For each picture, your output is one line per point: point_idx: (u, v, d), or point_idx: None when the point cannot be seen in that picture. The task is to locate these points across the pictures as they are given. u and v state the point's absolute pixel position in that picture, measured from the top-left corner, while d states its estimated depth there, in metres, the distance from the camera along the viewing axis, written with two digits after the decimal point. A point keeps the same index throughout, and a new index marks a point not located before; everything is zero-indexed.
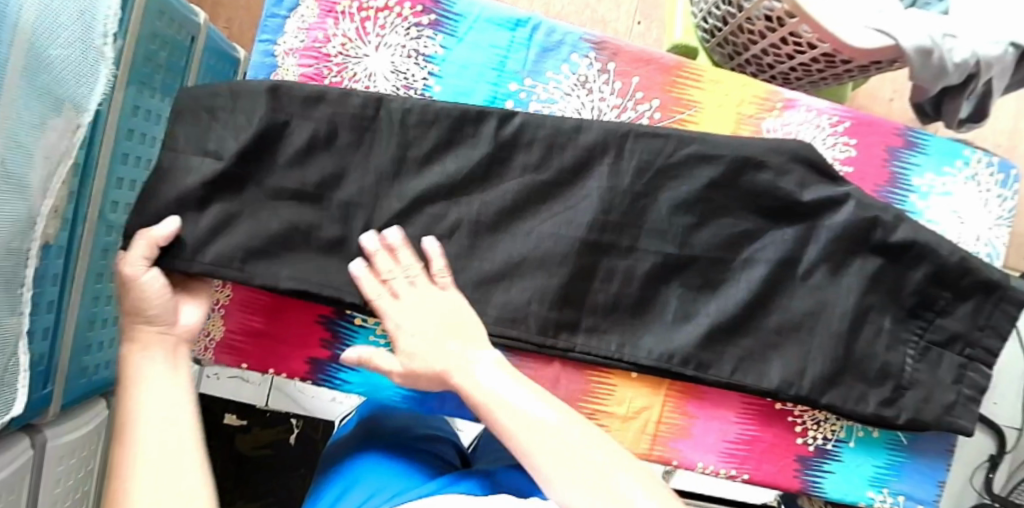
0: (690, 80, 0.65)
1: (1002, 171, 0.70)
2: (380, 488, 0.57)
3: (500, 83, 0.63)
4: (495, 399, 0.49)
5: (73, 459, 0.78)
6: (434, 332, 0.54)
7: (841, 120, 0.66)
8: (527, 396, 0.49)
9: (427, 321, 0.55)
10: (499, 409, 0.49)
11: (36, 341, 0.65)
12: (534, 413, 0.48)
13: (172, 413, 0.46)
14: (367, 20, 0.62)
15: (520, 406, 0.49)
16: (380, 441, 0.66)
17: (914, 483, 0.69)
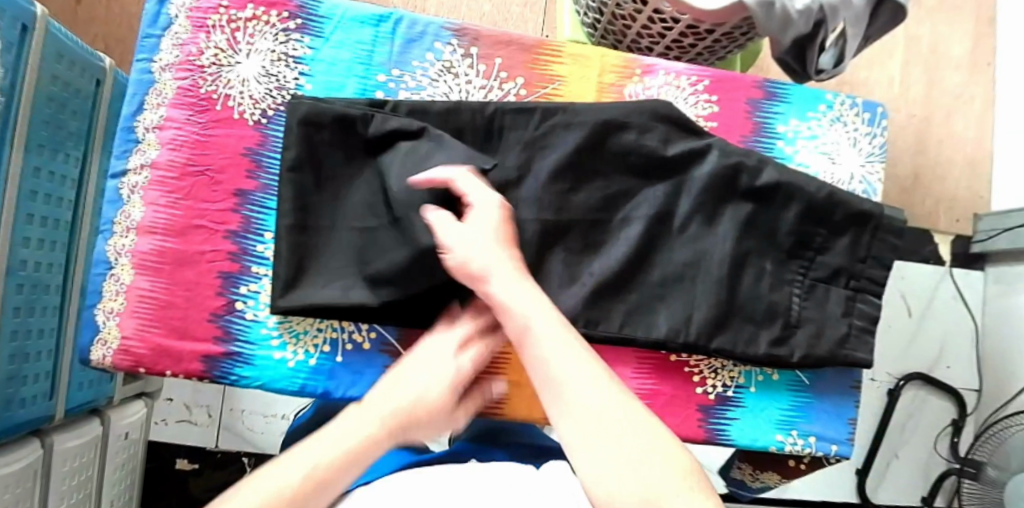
0: (550, 56, 0.68)
1: (867, 109, 0.73)
2: None
3: (368, 76, 0.66)
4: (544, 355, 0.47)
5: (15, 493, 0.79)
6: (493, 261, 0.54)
7: (699, 79, 0.70)
8: (576, 360, 0.46)
9: (484, 250, 0.55)
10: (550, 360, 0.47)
11: None
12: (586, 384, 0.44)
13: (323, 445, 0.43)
14: (236, 30, 0.66)
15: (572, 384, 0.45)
16: None
17: (823, 423, 0.70)
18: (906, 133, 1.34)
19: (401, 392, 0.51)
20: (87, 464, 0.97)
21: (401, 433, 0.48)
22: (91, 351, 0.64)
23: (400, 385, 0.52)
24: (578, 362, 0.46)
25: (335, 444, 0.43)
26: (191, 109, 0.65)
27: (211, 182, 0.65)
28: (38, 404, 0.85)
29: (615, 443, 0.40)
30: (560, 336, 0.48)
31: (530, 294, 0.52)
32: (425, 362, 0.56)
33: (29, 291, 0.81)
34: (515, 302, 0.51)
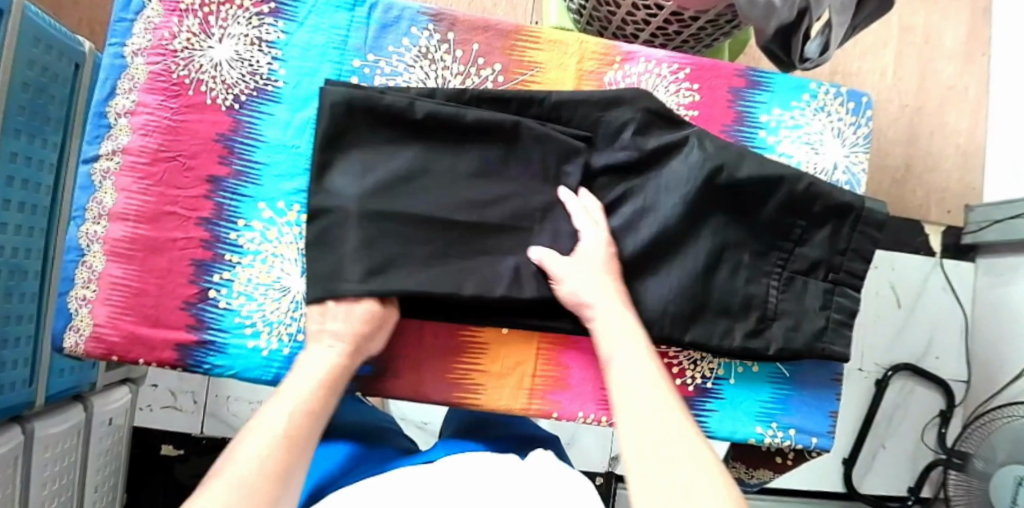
0: (529, 42, 0.67)
1: (852, 99, 0.72)
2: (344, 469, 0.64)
3: (344, 61, 0.66)
4: (621, 382, 0.54)
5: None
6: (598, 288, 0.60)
7: (680, 68, 0.69)
8: (647, 375, 0.54)
9: (591, 278, 0.60)
10: (630, 394, 0.52)
11: None
12: (666, 419, 0.49)
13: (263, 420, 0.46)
14: (209, 14, 0.65)
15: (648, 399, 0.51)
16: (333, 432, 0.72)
17: (802, 415, 0.70)
18: (898, 123, 1.33)
19: (305, 374, 0.51)
20: (69, 449, 0.97)
21: (324, 410, 0.50)
22: (64, 338, 0.63)
23: (299, 373, 0.52)
24: (653, 397, 0.52)
25: (271, 421, 0.46)
26: (163, 95, 0.65)
27: (185, 168, 0.65)
28: (17, 389, 0.84)
29: (668, 499, 0.43)
30: (647, 375, 0.54)
31: (639, 338, 0.58)
32: (315, 351, 0.54)
33: (7, 278, 0.80)
34: (617, 346, 0.57)
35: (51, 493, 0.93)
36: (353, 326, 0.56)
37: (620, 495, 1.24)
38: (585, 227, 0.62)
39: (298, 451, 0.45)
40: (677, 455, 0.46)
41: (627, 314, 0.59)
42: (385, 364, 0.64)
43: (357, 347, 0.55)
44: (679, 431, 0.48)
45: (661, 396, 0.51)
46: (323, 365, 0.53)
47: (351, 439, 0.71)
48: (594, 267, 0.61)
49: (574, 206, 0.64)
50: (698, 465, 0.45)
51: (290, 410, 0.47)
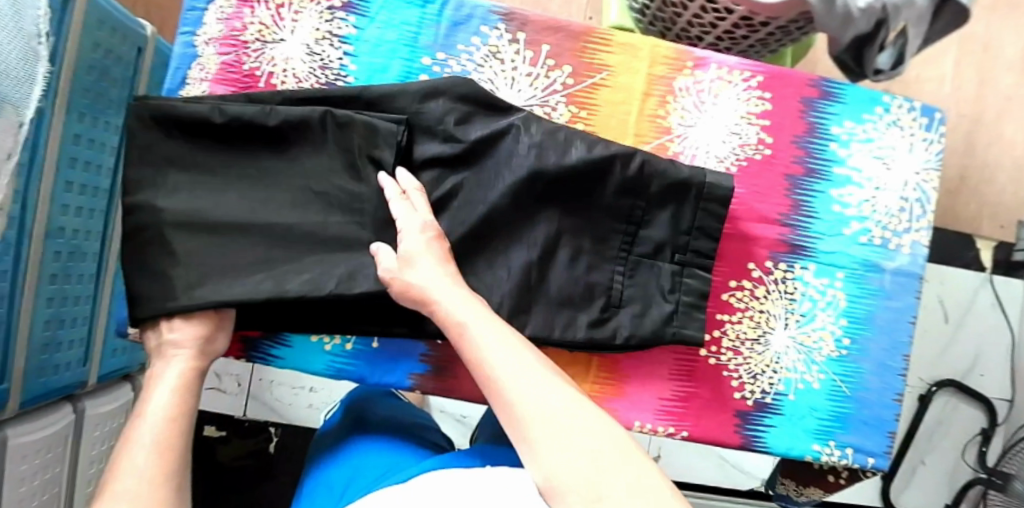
0: (600, 44, 0.66)
1: (926, 114, 0.70)
2: (386, 466, 0.61)
3: (413, 58, 0.65)
4: (504, 376, 0.45)
5: (45, 456, 0.80)
6: (433, 268, 0.51)
7: (752, 75, 0.67)
8: (507, 353, 0.46)
9: (429, 264, 0.51)
10: (517, 395, 0.44)
11: None
12: (564, 417, 0.42)
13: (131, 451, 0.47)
14: (282, 7, 0.65)
15: (541, 402, 0.43)
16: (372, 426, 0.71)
17: (861, 435, 0.68)
18: (953, 133, 1.30)
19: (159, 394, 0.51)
20: (116, 428, 0.99)
21: (190, 423, 0.51)
22: (129, 325, 0.64)
23: (152, 395, 0.52)
24: (549, 389, 0.44)
25: (136, 449, 0.47)
26: (233, 86, 0.65)
27: None
28: (71, 369, 0.86)
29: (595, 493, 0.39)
30: (514, 353, 0.46)
31: (480, 324, 0.47)
32: (160, 368, 0.54)
33: (66, 259, 0.81)
34: (484, 339, 0.47)
35: (95, 471, 0.94)
36: (201, 339, 0.55)
37: None
38: (404, 220, 0.53)
39: (177, 465, 0.48)
40: (576, 428, 0.42)
41: (468, 301, 0.49)
42: (444, 363, 0.65)
43: (208, 358, 0.55)
44: (564, 409, 0.43)
45: (519, 358, 0.46)
46: (177, 382, 0.53)
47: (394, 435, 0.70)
48: (420, 246, 0.52)
49: (393, 193, 0.55)
50: (627, 465, 0.40)
51: (159, 432, 0.48)
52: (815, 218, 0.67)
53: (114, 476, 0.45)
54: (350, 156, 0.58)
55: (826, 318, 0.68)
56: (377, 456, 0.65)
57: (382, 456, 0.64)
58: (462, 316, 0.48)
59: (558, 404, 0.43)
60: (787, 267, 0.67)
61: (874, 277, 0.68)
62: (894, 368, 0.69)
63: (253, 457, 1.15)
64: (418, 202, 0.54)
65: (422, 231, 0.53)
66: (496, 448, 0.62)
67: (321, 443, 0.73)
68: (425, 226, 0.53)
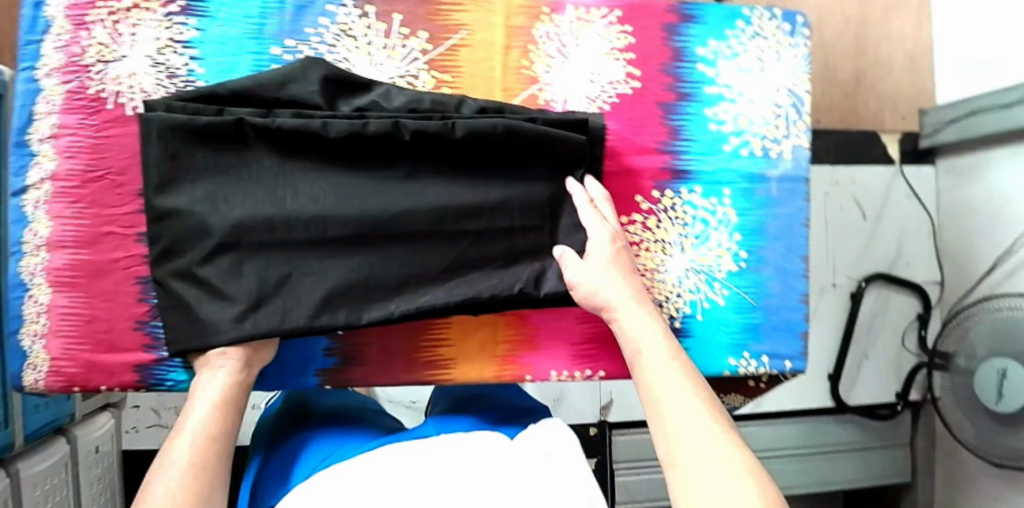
0: (452, 4, 0.65)
1: (787, 20, 0.71)
2: (331, 447, 0.62)
3: (262, 50, 0.63)
4: (652, 377, 0.51)
5: None
6: (606, 275, 0.58)
7: (610, 10, 0.67)
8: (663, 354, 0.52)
9: (598, 273, 0.58)
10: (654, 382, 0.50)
11: None
12: (683, 405, 0.48)
13: (172, 454, 0.48)
14: (117, 22, 0.62)
15: (677, 401, 0.48)
16: (306, 420, 0.70)
17: (773, 341, 0.70)
18: (844, 37, 1.33)
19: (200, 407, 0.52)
20: (56, 484, 0.96)
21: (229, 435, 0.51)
22: (23, 376, 0.62)
23: (193, 409, 0.52)
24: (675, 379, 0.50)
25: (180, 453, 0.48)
26: (83, 113, 0.62)
27: (114, 186, 0.62)
28: None
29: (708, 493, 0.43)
30: (664, 356, 0.52)
31: (650, 319, 0.55)
32: (205, 379, 0.55)
33: None
34: (635, 329, 0.54)
35: None
36: (246, 359, 0.57)
37: (614, 440, 1.29)
38: (593, 224, 0.61)
39: (212, 477, 0.48)
40: (697, 431, 0.46)
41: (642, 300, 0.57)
42: (349, 354, 0.64)
43: (248, 380, 0.56)
44: (691, 413, 0.48)
45: (665, 360, 0.51)
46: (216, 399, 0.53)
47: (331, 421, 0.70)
48: (604, 256, 0.59)
49: (595, 195, 0.63)
50: (731, 473, 0.44)
51: (200, 445, 0.49)
52: (693, 140, 0.68)
53: (157, 475, 0.46)
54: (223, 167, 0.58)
55: (721, 235, 0.69)
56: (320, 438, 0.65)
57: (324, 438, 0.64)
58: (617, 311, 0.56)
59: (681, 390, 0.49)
60: (671, 194, 0.68)
61: (761, 188, 0.70)
62: (794, 271, 0.71)
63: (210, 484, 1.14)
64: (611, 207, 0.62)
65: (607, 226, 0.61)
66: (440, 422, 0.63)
67: (260, 435, 0.73)
68: (609, 232, 0.61)
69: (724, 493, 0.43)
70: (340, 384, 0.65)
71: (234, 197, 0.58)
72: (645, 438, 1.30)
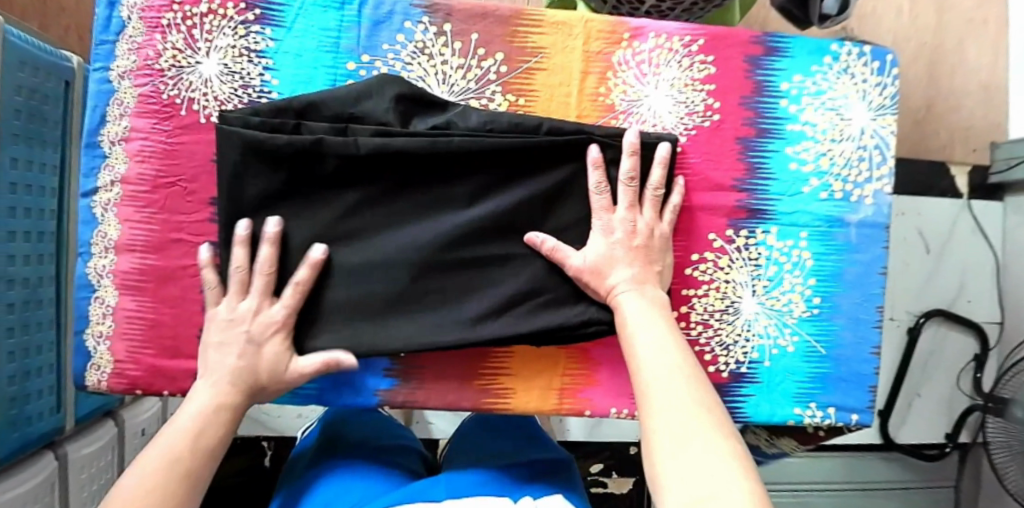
0: (530, 26, 0.63)
1: (877, 58, 0.68)
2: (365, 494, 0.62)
3: (338, 65, 0.62)
4: (649, 377, 0.49)
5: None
6: (625, 272, 0.58)
7: (693, 39, 0.64)
8: (667, 360, 0.50)
9: (608, 267, 0.58)
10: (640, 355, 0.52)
11: None
12: (676, 410, 0.46)
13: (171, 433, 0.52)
14: (193, 27, 0.62)
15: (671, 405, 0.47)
16: (339, 452, 0.71)
17: (842, 393, 0.68)
18: (917, 62, 1.27)
19: (201, 393, 0.55)
20: (104, 466, 0.98)
21: (222, 435, 0.54)
22: (86, 376, 0.63)
23: (192, 401, 0.55)
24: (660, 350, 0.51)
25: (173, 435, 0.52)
26: (156, 117, 0.62)
27: (185, 192, 0.62)
28: (46, 419, 0.85)
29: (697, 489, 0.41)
30: (669, 359, 0.50)
31: (647, 302, 0.56)
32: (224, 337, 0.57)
33: (22, 311, 0.80)
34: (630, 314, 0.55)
35: None
36: (264, 366, 0.57)
37: None
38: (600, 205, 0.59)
39: (175, 485, 0.49)
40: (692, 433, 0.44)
41: (644, 288, 0.57)
42: (407, 374, 0.64)
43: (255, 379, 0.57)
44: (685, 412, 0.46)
45: (671, 363, 0.50)
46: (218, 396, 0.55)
47: (362, 458, 0.70)
48: (600, 247, 0.58)
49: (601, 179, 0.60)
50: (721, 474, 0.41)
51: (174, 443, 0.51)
52: (773, 179, 0.66)
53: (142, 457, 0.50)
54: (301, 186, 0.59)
55: (794, 280, 0.67)
56: (355, 482, 0.65)
57: (359, 483, 0.64)
58: (623, 294, 0.57)
59: (666, 363, 0.50)
60: (749, 234, 0.66)
61: (840, 233, 0.67)
62: (869, 321, 0.68)
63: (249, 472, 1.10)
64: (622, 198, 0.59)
65: (606, 237, 0.59)
66: (450, 479, 0.62)
67: (289, 472, 0.73)
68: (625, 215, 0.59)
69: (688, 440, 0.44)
70: (399, 405, 0.64)
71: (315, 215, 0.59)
72: None
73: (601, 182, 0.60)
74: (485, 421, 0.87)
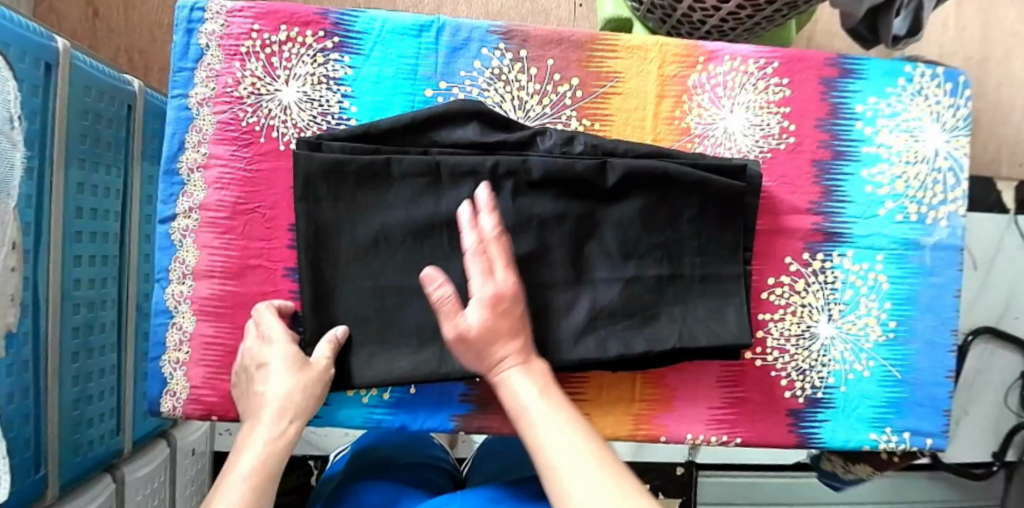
0: (606, 51, 0.64)
1: (950, 79, 0.67)
2: None
3: (416, 91, 0.63)
4: (549, 448, 0.45)
5: None
6: None
7: (768, 62, 0.65)
8: (557, 424, 0.46)
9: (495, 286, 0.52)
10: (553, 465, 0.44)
11: (15, 418, 0.68)
12: (587, 482, 0.42)
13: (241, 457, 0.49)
14: (273, 55, 0.62)
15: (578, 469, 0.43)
16: (372, 473, 0.70)
17: (918, 417, 0.67)
18: None
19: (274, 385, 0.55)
20: (159, 487, 0.99)
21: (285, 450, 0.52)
22: (161, 403, 0.63)
23: (254, 435, 0.51)
24: (568, 442, 0.44)
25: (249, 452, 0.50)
26: (234, 144, 0.63)
27: (265, 219, 0.63)
28: (106, 440, 0.87)
29: None
30: (558, 420, 0.46)
31: (534, 378, 0.50)
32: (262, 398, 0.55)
33: (85, 334, 0.81)
34: (522, 399, 0.49)
35: None
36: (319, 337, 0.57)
37: (701, 481, 1.19)
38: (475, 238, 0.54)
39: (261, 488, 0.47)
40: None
41: (529, 362, 0.51)
42: (483, 400, 0.64)
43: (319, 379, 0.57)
44: (600, 486, 0.42)
45: (556, 421, 0.47)
46: (271, 437, 0.51)
47: (392, 480, 0.69)
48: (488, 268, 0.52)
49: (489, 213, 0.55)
50: None
51: (238, 503, 0.46)
52: (849, 202, 0.65)
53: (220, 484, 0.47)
54: (383, 211, 0.59)
55: (870, 303, 0.66)
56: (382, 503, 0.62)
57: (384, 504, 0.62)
58: (507, 373, 0.51)
59: (572, 453, 0.44)
60: (825, 257, 0.65)
61: (915, 256, 0.67)
62: (945, 345, 0.68)
63: (298, 489, 1.04)
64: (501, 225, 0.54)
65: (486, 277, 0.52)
66: (459, 498, 0.60)
67: (317, 491, 0.72)
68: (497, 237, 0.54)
69: None
70: (474, 429, 0.64)
71: (397, 241, 0.59)
72: (734, 481, 1.20)
73: (485, 247, 0.53)
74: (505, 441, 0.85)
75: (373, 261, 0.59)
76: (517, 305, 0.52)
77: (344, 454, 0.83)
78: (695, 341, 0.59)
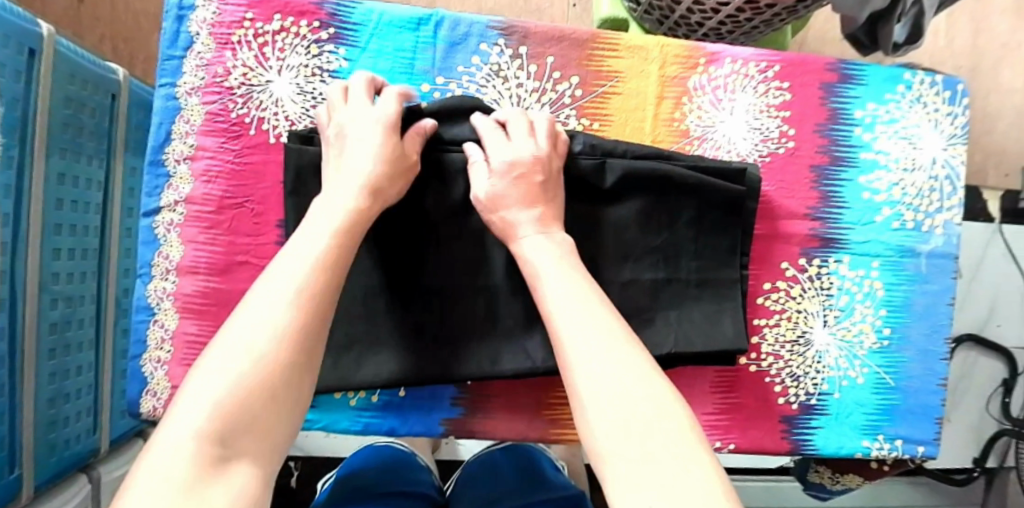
0: (606, 50, 0.63)
1: (948, 87, 0.67)
2: None
3: (412, 86, 0.62)
4: (562, 314, 0.45)
5: None
6: None
7: (769, 65, 0.64)
8: (574, 291, 0.46)
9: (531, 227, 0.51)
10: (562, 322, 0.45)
11: None
12: (598, 344, 0.42)
13: (245, 322, 0.39)
14: (265, 45, 0.61)
15: (590, 331, 0.43)
16: (356, 498, 0.69)
17: (909, 425, 0.67)
18: None
19: (301, 247, 0.44)
20: None
21: (311, 322, 0.41)
22: (141, 403, 0.61)
23: (264, 287, 0.41)
24: (577, 309, 0.45)
25: (257, 318, 0.39)
26: (224, 136, 0.61)
27: (253, 214, 0.61)
28: (82, 439, 0.84)
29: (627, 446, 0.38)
30: (577, 290, 0.46)
31: (550, 247, 0.50)
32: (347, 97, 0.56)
33: (63, 330, 0.78)
34: (540, 260, 0.49)
35: None
36: None
37: None
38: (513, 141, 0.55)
39: (262, 380, 0.37)
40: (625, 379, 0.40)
41: (551, 232, 0.52)
42: (475, 403, 0.63)
43: None
44: (609, 351, 0.42)
45: (577, 290, 0.46)
46: (286, 298, 0.40)
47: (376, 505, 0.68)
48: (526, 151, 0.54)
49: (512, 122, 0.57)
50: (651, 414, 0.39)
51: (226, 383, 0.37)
52: (846, 208, 0.65)
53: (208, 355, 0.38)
54: None
55: (865, 310, 0.66)
56: None
57: None
58: (523, 242, 0.51)
59: (586, 316, 0.44)
60: (821, 263, 0.65)
61: (910, 263, 0.67)
62: (937, 353, 0.68)
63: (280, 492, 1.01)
64: (526, 130, 0.56)
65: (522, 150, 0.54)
66: None
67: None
68: (531, 129, 0.56)
69: (622, 383, 0.40)
70: (464, 433, 0.63)
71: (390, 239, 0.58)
72: None
73: (532, 124, 0.57)
74: (491, 465, 0.84)
75: (366, 259, 0.58)
76: (538, 175, 0.53)
77: (328, 478, 0.81)
78: (691, 346, 0.59)
